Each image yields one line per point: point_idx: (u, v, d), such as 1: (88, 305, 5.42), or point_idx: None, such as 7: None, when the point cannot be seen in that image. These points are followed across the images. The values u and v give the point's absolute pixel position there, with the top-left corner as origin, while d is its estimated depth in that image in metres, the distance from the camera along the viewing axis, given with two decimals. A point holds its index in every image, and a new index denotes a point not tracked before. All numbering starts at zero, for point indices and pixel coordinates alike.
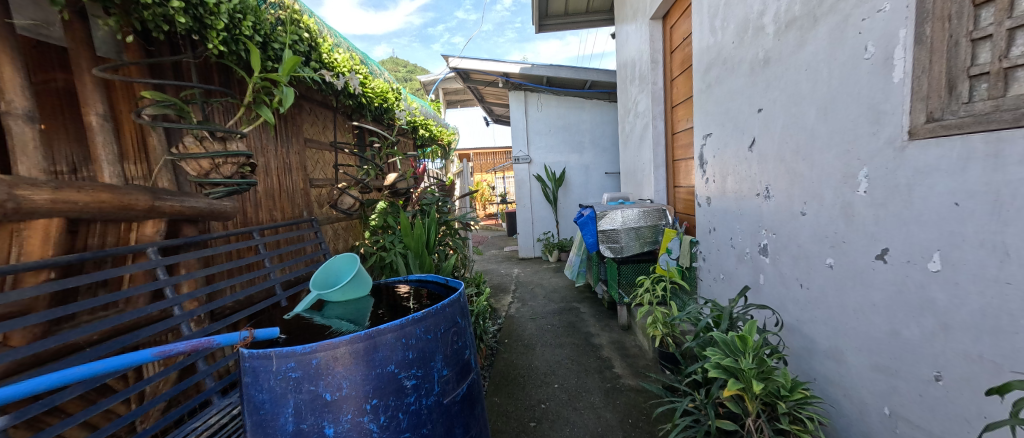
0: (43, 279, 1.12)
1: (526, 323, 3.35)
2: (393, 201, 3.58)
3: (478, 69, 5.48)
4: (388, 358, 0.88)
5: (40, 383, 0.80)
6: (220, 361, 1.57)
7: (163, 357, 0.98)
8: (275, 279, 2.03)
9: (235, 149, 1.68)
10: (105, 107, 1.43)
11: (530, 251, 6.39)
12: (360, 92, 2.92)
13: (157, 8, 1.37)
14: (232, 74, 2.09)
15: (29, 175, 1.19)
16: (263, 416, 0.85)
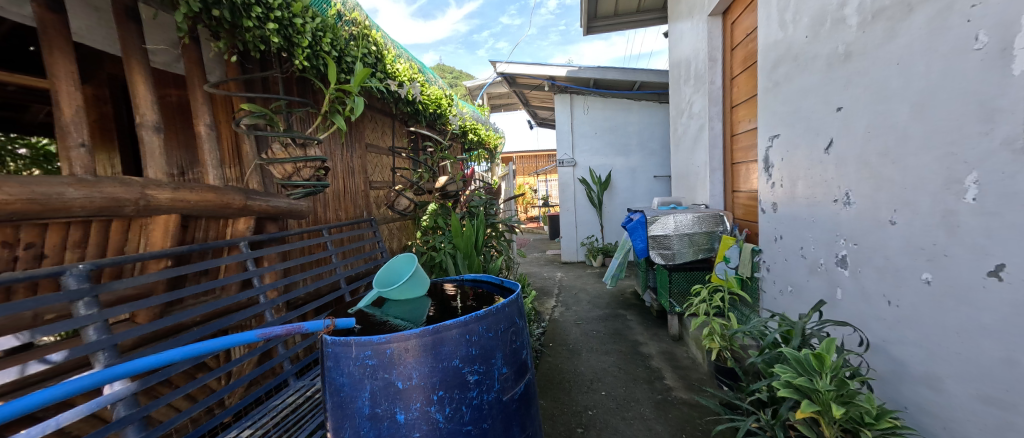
0: (162, 267, 1.30)
1: (571, 328, 3.31)
2: (443, 203, 3.68)
3: (526, 74, 5.50)
4: (453, 353, 0.92)
5: (175, 354, 0.90)
6: (295, 347, 1.72)
7: (264, 340, 1.04)
8: (340, 274, 2.19)
9: (313, 155, 1.84)
10: (211, 118, 1.64)
11: (574, 255, 6.29)
12: (418, 99, 3.07)
13: (256, 31, 1.56)
14: (309, 85, 2.30)
15: (155, 177, 1.38)
16: (342, 398, 0.92)
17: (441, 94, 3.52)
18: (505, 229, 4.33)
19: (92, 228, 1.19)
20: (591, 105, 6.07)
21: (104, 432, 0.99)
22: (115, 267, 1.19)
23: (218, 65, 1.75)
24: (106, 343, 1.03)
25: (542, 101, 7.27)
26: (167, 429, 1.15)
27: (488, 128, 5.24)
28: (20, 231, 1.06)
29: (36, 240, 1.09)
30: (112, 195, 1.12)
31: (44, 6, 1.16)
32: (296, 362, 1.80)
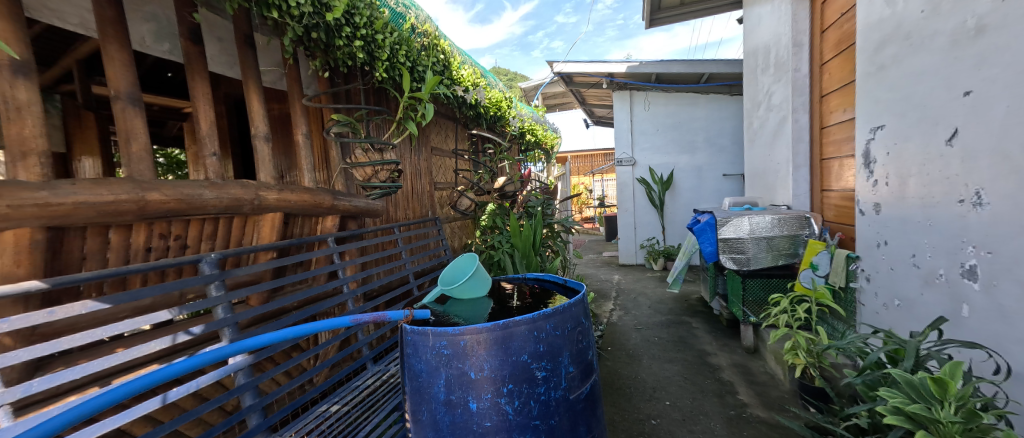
0: (269, 258, 1.50)
1: (630, 332, 3.19)
2: (501, 203, 3.78)
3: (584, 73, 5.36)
4: (522, 348, 0.95)
5: (288, 332, 1.04)
6: (374, 335, 1.87)
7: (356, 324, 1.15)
8: (409, 269, 2.34)
9: (389, 159, 1.99)
10: (307, 128, 1.84)
11: (633, 257, 6.05)
12: (480, 102, 3.17)
13: (346, 48, 1.74)
14: (385, 94, 2.48)
15: (266, 181, 1.59)
16: (420, 383, 0.99)
17: (502, 97, 3.59)
18: (562, 229, 4.31)
19: (217, 225, 1.38)
20: (653, 101, 5.76)
21: (228, 396, 1.18)
22: (235, 258, 1.40)
23: (312, 80, 1.97)
24: (230, 321, 1.22)
25: (601, 99, 7.10)
26: (274, 398, 1.33)
27: (546, 128, 5.22)
28: (172, 226, 1.25)
29: (182, 233, 1.29)
30: (235, 196, 1.32)
31: (189, 40, 1.40)
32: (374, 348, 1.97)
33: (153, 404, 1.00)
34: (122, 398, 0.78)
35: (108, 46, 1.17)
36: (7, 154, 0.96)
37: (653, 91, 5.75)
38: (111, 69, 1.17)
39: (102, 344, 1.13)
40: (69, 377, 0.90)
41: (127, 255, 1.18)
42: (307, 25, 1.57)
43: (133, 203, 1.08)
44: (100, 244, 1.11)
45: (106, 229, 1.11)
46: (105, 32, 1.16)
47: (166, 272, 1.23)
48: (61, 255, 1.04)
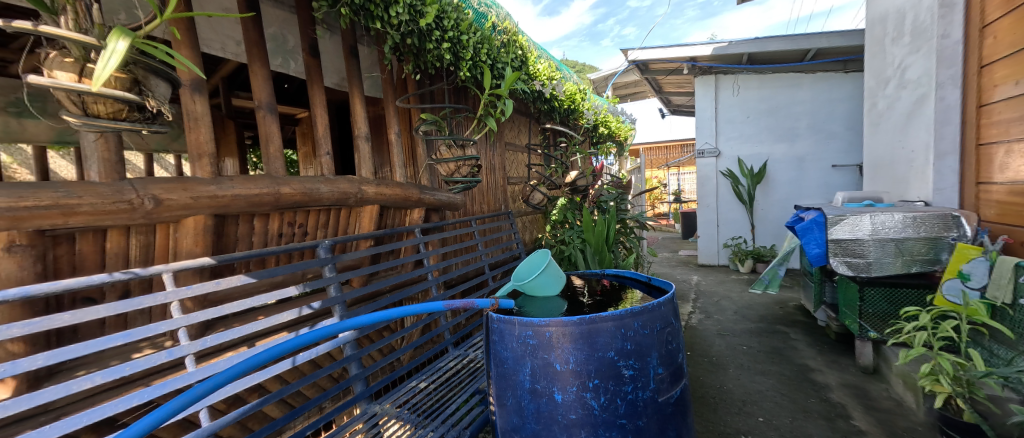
0: (367, 245, 1.67)
1: (714, 338, 2.94)
2: (572, 197, 3.75)
3: (660, 60, 4.97)
4: (608, 344, 0.93)
5: (393, 312, 1.16)
6: (455, 321, 1.98)
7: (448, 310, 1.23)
8: (485, 260, 2.44)
9: (469, 155, 2.21)
10: (399, 127, 2.01)
11: (714, 258, 5.48)
12: (554, 97, 3.16)
13: (436, 51, 1.86)
14: (466, 92, 2.61)
15: (366, 176, 1.78)
16: (506, 369, 1.03)
17: (576, 89, 3.54)
18: (636, 225, 4.13)
19: (328, 215, 1.56)
20: (744, 84, 5.15)
21: (339, 365, 1.36)
22: (342, 244, 1.59)
23: (402, 84, 2.15)
24: (339, 299, 1.39)
25: (682, 86, 6.60)
26: (375, 370, 1.50)
27: (621, 119, 4.98)
28: (297, 216, 1.46)
29: (304, 222, 1.49)
30: (344, 190, 1.50)
31: (310, 55, 1.63)
32: (455, 334, 2.09)
33: (285, 365, 1.22)
34: (275, 357, 0.96)
35: (254, 64, 1.42)
36: (189, 155, 1.20)
37: (744, 74, 5.14)
38: (256, 84, 1.41)
39: (248, 313, 1.36)
40: (231, 336, 1.12)
41: (265, 239, 1.40)
42: (404, 32, 1.71)
43: (271, 196, 1.28)
44: (248, 230, 1.33)
45: (251, 217, 1.33)
46: (251, 53, 1.41)
47: (289, 254, 1.44)
48: (222, 237, 1.27)
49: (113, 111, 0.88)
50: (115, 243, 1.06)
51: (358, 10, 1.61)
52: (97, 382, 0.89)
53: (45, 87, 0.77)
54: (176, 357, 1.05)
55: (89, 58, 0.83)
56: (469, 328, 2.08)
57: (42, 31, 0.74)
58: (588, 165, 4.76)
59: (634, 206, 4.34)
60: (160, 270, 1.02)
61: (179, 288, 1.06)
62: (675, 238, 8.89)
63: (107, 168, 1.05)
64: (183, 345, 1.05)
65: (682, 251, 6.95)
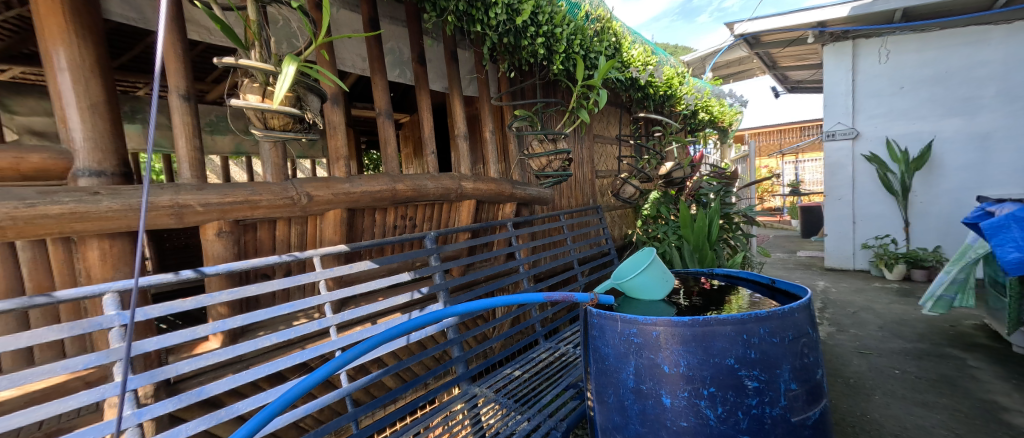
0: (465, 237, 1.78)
1: (848, 356, 2.49)
2: (666, 191, 3.50)
3: (776, 30, 4.32)
4: (727, 350, 0.86)
5: (497, 301, 1.17)
6: (547, 315, 1.99)
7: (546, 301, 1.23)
8: (573, 254, 2.41)
9: (561, 148, 2.11)
10: (493, 125, 2.12)
11: (847, 260, 4.62)
12: (648, 84, 2.98)
13: (530, 48, 1.91)
14: (557, 86, 2.60)
15: (464, 174, 1.91)
16: (607, 366, 1.00)
17: (673, 73, 3.30)
18: (744, 220, 3.69)
19: (432, 209, 1.71)
20: (896, 48, 4.21)
21: (445, 347, 1.48)
22: (445, 235, 1.72)
23: (497, 83, 2.26)
24: (443, 286, 1.51)
25: (805, 59, 5.67)
26: (474, 354, 1.59)
27: (726, 102, 4.47)
28: (410, 211, 1.63)
29: (414, 216, 1.65)
30: (446, 186, 1.63)
31: (419, 64, 1.80)
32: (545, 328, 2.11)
33: (401, 342, 1.38)
34: (403, 333, 1.09)
35: (376, 77, 1.63)
36: (329, 158, 1.44)
37: (895, 36, 4.20)
38: (377, 94, 1.62)
39: (371, 294, 1.57)
40: (361, 313, 1.29)
41: (384, 230, 1.58)
42: (502, 32, 1.78)
43: (388, 192, 1.45)
44: (371, 223, 1.52)
45: (374, 212, 1.52)
46: (374, 67, 1.62)
47: (401, 244, 1.60)
48: (354, 229, 1.48)
49: (283, 124, 1.07)
50: (281, 231, 1.31)
51: (461, 16, 1.73)
52: (273, 342, 1.12)
53: (242, 108, 0.97)
54: (323, 327, 1.25)
55: (269, 82, 1.02)
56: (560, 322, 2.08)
57: (238, 64, 0.93)
58: (686, 155, 4.40)
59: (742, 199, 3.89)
60: (310, 255, 1.22)
61: (323, 270, 1.26)
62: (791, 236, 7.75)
63: (277, 170, 1.32)
64: (328, 317, 1.24)
65: (802, 251, 6.03)
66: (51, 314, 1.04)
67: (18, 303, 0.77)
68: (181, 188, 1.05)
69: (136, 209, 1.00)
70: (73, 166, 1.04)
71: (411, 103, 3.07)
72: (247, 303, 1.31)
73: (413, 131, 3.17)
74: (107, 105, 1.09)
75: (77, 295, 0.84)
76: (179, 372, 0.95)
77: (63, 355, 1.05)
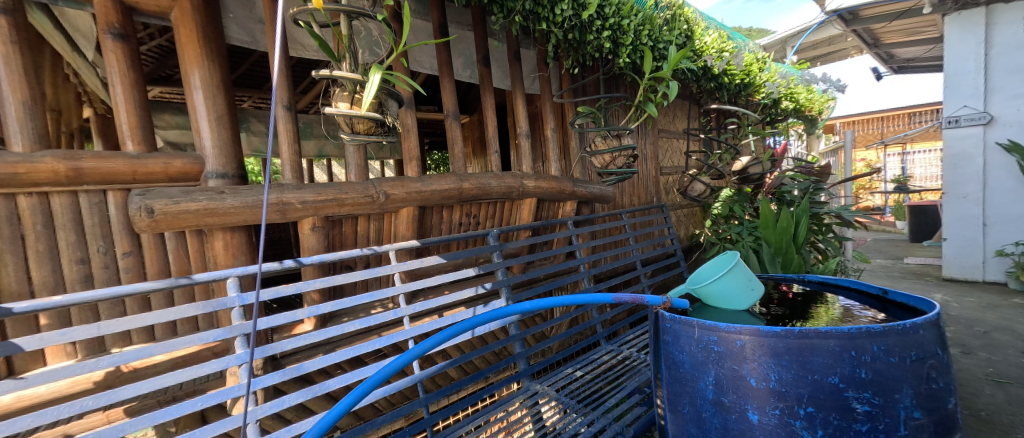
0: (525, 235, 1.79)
1: (975, 384, 2.11)
2: (741, 188, 3.22)
3: (880, 3, 3.74)
4: (830, 367, 0.78)
5: (563, 299, 1.12)
6: (607, 316, 1.92)
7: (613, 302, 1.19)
8: (636, 255, 2.29)
9: (625, 145, 2.06)
10: (554, 123, 2.12)
11: (974, 270, 3.89)
12: (723, 72, 2.76)
13: (596, 42, 1.87)
14: (622, 80, 2.51)
15: (526, 172, 1.93)
16: (682, 374, 0.95)
17: (753, 59, 3.02)
18: (836, 221, 3.28)
19: (496, 207, 1.75)
20: None
21: (507, 343, 1.50)
22: (507, 233, 1.75)
23: (558, 80, 2.25)
24: (505, 283, 1.53)
25: (918, 34, 4.88)
26: (537, 352, 1.60)
27: (816, 89, 3.99)
28: (475, 209, 1.69)
29: (478, 214, 1.71)
30: (509, 185, 1.66)
31: (485, 65, 1.85)
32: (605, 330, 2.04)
33: (466, 335, 1.43)
34: (475, 326, 1.09)
35: (445, 80, 1.71)
36: (403, 159, 1.55)
37: None
38: (445, 97, 1.70)
39: (438, 287, 1.66)
40: (431, 306, 1.36)
41: (450, 227, 1.65)
42: (567, 28, 1.76)
43: (455, 191, 1.51)
44: (439, 220, 1.60)
45: (442, 210, 1.59)
46: (443, 71, 1.71)
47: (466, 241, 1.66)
48: (425, 225, 1.57)
49: (367, 128, 1.16)
50: (362, 227, 1.42)
51: (527, 15, 1.74)
52: (356, 328, 1.22)
53: (334, 115, 1.08)
54: (397, 317, 1.33)
55: (356, 90, 1.12)
56: (623, 324, 2.00)
57: (333, 75, 1.03)
58: (764, 148, 4.01)
59: (834, 197, 3.45)
60: (387, 249, 1.31)
61: (397, 263, 1.34)
62: (896, 240, 6.71)
63: (360, 170, 1.43)
64: (402, 308, 1.33)
65: (910, 257, 5.20)
66: (188, 294, 1.23)
67: (168, 283, 0.93)
68: (283, 188, 1.19)
69: (248, 206, 1.15)
70: (205, 170, 1.22)
71: (473, 104, 3.18)
72: (334, 292, 1.44)
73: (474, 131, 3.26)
74: (229, 116, 1.27)
75: (209, 278, 0.99)
76: (283, 349, 1.07)
77: (197, 329, 1.24)
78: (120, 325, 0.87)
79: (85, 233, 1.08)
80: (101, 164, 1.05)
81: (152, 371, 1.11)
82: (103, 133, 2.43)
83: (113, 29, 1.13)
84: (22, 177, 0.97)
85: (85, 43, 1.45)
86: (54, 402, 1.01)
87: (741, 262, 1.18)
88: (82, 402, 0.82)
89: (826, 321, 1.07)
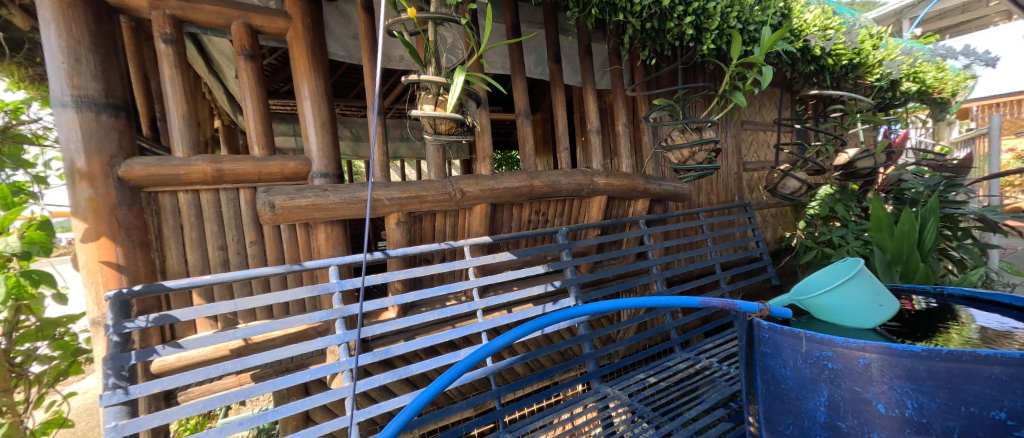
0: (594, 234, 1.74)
1: None
2: (845, 185, 2.81)
3: None
4: (992, 399, 0.70)
5: (646, 302, 1.12)
6: (683, 322, 1.78)
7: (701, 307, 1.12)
8: (716, 259, 2.09)
9: (708, 138, 1.85)
10: (626, 118, 2.03)
11: None
12: (827, 53, 2.43)
13: (677, 29, 1.75)
14: (702, 69, 2.33)
15: (597, 169, 1.88)
16: (783, 390, 0.89)
17: (866, 35, 2.61)
18: (975, 224, 2.72)
19: (565, 205, 1.73)
20: None
21: (576, 343, 1.48)
22: (576, 231, 1.72)
23: (631, 73, 2.16)
24: (575, 281, 1.51)
25: None
26: (610, 354, 1.56)
27: (950, 67, 3.33)
28: (544, 206, 1.68)
29: (547, 212, 1.71)
30: (579, 182, 1.63)
31: (555, 61, 1.83)
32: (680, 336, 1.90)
33: (537, 327, 1.43)
34: (555, 322, 1.08)
35: (517, 79, 1.73)
36: (477, 157, 1.60)
37: None
38: (517, 96, 1.73)
39: (509, 283, 1.69)
40: (503, 301, 1.39)
41: (521, 224, 1.67)
42: (645, 16, 1.68)
43: (526, 188, 1.53)
44: (511, 217, 1.63)
45: (514, 207, 1.61)
46: (515, 70, 1.73)
47: (536, 238, 1.67)
48: (497, 222, 1.60)
49: (449, 128, 1.22)
50: (441, 223, 1.49)
51: (602, 7, 1.68)
52: (435, 318, 1.29)
53: (420, 117, 1.14)
54: (471, 310, 1.38)
55: (440, 92, 1.17)
56: (701, 331, 1.84)
57: (420, 79, 1.10)
58: (874, 139, 3.47)
59: (973, 196, 2.86)
60: (462, 244, 1.37)
61: (472, 258, 1.39)
62: None
63: (438, 169, 1.51)
64: (476, 301, 1.37)
65: None
66: (298, 279, 1.40)
67: (285, 268, 1.07)
68: (374, 186, 1.30)
69: (343, 202, 1.27)
70: (311, 170, 1.37)
71: (540, 102, 3.18)
72: (415, 283, 1.55)
73: (541, 129, 3.26)
74: (330, 122, 1.41)
75: (317, 265, 1.12)
76: (373, 333, 1.18)
77: (305, 310, 1.41)
78: (251, 303, 1.03)
79: (224, 224, 1.27)
80: (236, 166, 1.24)
81: (270, 344, 1.28)
82: (227, 140, 2.86)
83: (246, 51, 1.32)
84: (183, 178, 1.18)
85: (223, 65, 1.72)
86: (202, 364, 1.21)
87: (867, 269, 1.02)
88: (224, 366, 0.98)
89: (960, 344, 0.89)
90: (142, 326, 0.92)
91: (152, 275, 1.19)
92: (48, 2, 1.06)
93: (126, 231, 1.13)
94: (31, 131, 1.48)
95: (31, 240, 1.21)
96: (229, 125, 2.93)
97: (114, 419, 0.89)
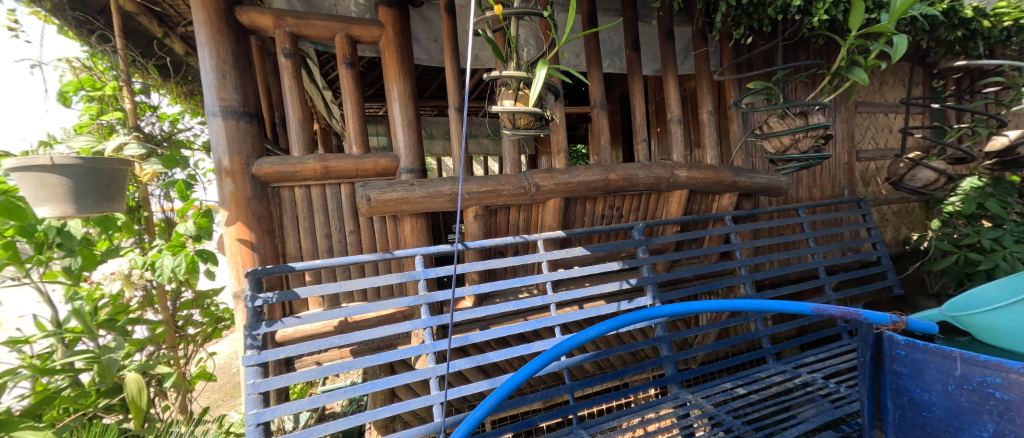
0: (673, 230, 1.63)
1: None
2: (1004, 176, 2.28)
3: None
4: None
5: (744, 305, 1.03)
6: (778, 329, 1.59)
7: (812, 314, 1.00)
8: (820, 261, 1.82)
9: (816, 123, 1.61)
10: (712, 105, 1.87)
11: None
12: (982, 13, 1.97)
13: (780, 1, 1.53)
14: (807, 46, 2.04)
15: (678, 161, 1.76)
16: (926, 418, 0.89)
17: None
18: None
19: (641, 199, 1.65)
20: None
21: (654, 344, 1.40)
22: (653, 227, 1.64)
23: (718, 55, 1.97)
24: (652, 279, 1.44)
25: None
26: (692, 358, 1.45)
27: None
28: (619, 201, 1.62)
29: (624, 206, 1.64)
30: (659, 176, 1.54)
31: (632, 49, 1.74)
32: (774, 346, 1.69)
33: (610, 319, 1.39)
34: (639, 320, 1.04)
35: (591, 70, 1.68)
36: (551, 152, 1.59)
37: None
38: (591, 88, 1.67)
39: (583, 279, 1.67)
40: (577, 296, 1.36)
41: (594, 219, 1.63)
42: None
43: (601, 182, 1.48)
44: (586, 212, 1.59)
45: (589, 201, 1.57)
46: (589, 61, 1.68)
47: (611, 233, 1.61)
48: (571, 217, 1.58)
49: (527, 123, 1.22)
50: (516, 217, 1.51)
51: None
52: (509, 309, 1.31)
53: (500, 112, 1.14)
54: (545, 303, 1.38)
55: (519, 86, 1.18)
56: (802, 343, 1.62)
57: (501, 75, 1.11)
58: None
59: None
60: (536, 237, 1.37)
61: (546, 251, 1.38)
62: None
63: (512, 163, 1.53)
64: (549, 295, 1.37)
65: None
66: (387, 266, 1.52)
67: (379, 256, 1.17)
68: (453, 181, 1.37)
69: (425, 196, 1.35)
70: (399, 166, 1.47)
71: (613, 93, 3.05)
72: (490, 274, 1.59)
73: (613, 120, 3.14)
74: (415, 120, 1.50)
75: (405, 254, 1.20)
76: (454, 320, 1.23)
77: (393, 295, 1.53)
78: (352, 285, 1.15)
79: (329, 216, 1.42)
80: (338, 163, 1.38)
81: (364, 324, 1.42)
82: (322, 141, 3.19)
83: (346, 59, 1.46)
84: (298, 174, 1.35)
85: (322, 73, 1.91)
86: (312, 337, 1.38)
87: None
88: (331, 339, 1.10)
89: None
90: (271, 300, 1.08)
91: (276, 258, 1.39)
92: (203, 28, 1.28)
93: (257, 220, 1.33)
94: (185, 138, 1.80)
95: (201, 226, 1.47)
96: (324, 127, 3.26)
97: (253, 377, 1.04)
